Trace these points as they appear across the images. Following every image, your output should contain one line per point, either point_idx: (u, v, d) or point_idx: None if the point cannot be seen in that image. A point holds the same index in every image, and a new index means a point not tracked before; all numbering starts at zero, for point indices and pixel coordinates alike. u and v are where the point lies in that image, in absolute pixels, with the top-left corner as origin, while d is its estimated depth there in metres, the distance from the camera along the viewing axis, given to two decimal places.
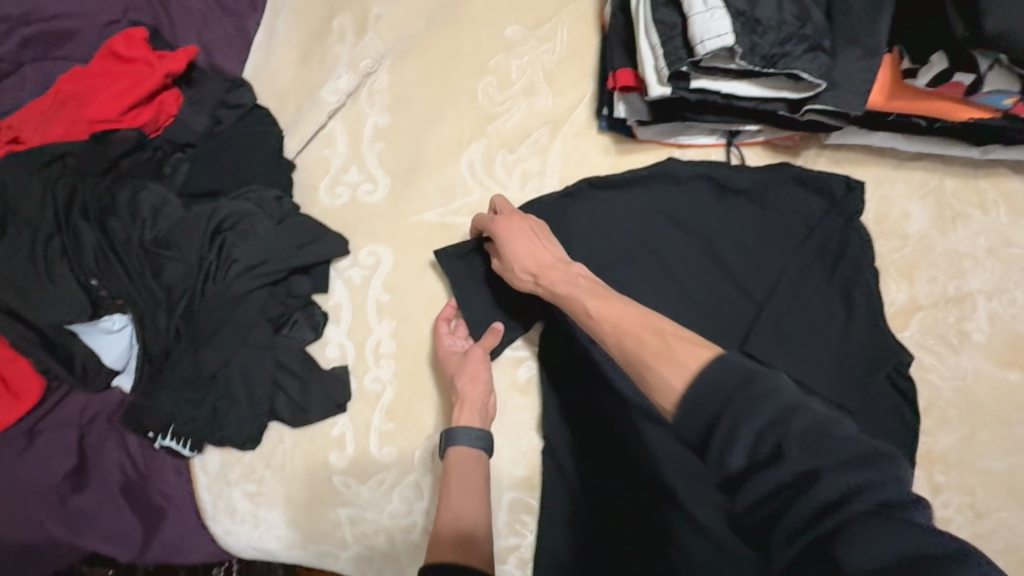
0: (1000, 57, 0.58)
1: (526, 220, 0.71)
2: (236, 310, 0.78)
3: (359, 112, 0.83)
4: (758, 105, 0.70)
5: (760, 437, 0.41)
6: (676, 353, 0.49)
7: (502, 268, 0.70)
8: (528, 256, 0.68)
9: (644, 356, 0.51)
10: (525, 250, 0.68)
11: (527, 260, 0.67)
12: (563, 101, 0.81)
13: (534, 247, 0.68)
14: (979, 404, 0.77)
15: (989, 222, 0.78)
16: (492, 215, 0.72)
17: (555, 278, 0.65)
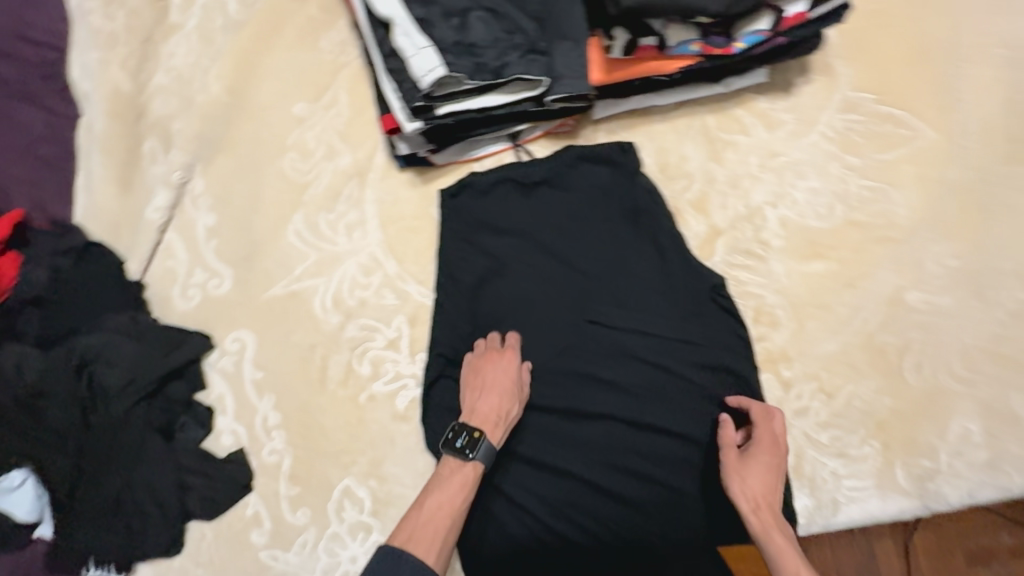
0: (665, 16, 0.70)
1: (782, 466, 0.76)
2: (121, 431, 0.82)
3: (188, 219, 0.90)
4: (511, 110, 0.78)
5: None
6: None
7: (743, 463, 0.75)
8: (757, 488, 0.74)
9: None
10: (762, 484, 0.74)
11: (753, 490, 0.73)
12: (361, 155, 0.89)
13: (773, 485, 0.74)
14: (800, 299, 0.85)
15: (754, 141, 0.87)
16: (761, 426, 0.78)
17: (775, 524, 0.71)
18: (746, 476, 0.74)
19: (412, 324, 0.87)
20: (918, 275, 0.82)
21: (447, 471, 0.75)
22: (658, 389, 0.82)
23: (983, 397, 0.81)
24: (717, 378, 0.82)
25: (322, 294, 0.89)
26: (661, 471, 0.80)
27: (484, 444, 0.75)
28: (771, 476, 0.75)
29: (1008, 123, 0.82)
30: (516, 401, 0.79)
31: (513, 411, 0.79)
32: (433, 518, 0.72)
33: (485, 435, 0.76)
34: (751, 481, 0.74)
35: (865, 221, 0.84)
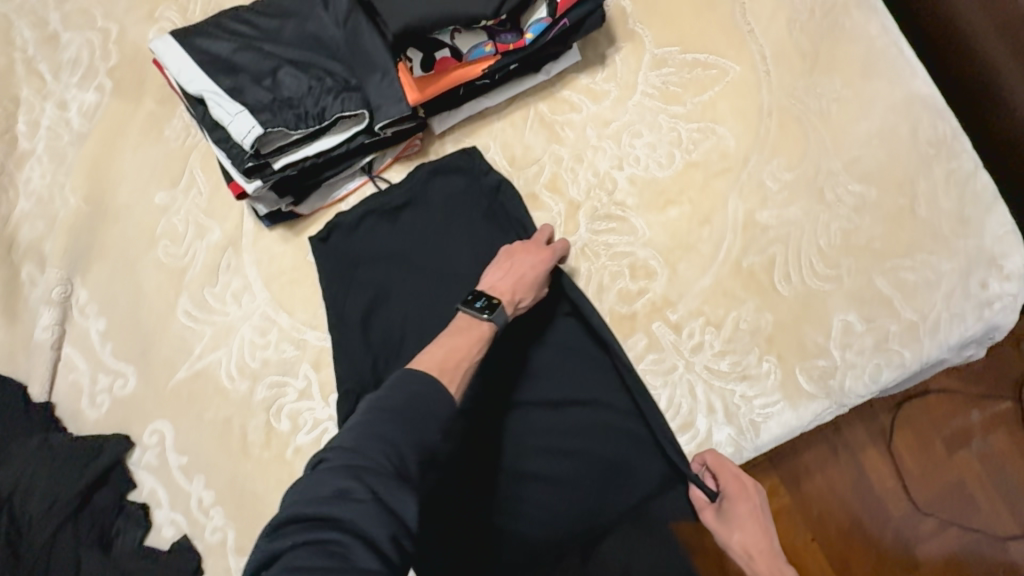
0: (449, 28, 0.77)
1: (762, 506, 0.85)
2: (52, 555, 0.81)
3: (80, 328, 0.92)
4: (349, 147, 0.83)
5: None
6: None
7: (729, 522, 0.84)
8: (751, 537, 0.83)
9: None
10: (752, 533, 0.84)
11: (754, 547, 0.83)
12: (229, 225, 0.92)
13: (762, 530, 0.84)
14: (666, 246, 0.90)
15: (586, 115, 0.93)
16: (740, 484, 0.84)
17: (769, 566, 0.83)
18: (736, 526, 0.84)
19: (317, 369, 0.90)
20: (763, 195, 0.89)
21: (462, 326, 0.77)
22: (543, 377, 0.89)
23: (852, 288, 0.87)
24: (588, 352, 0.89)
25: (226, 365, 0.91)
26: (583, 444, 0.86)
27: (501, 313, 0.78)
28: (754, 519, 0.84)
29: (798, 42, 0.91)
30: (531, 293, 0.82)
31: (524, 301, 0.82)
32: (457, 354, 0.73)
33: (502, 304, 0.79)
34: (742, 535, 0.84)
35: (702, 160, 0.90)
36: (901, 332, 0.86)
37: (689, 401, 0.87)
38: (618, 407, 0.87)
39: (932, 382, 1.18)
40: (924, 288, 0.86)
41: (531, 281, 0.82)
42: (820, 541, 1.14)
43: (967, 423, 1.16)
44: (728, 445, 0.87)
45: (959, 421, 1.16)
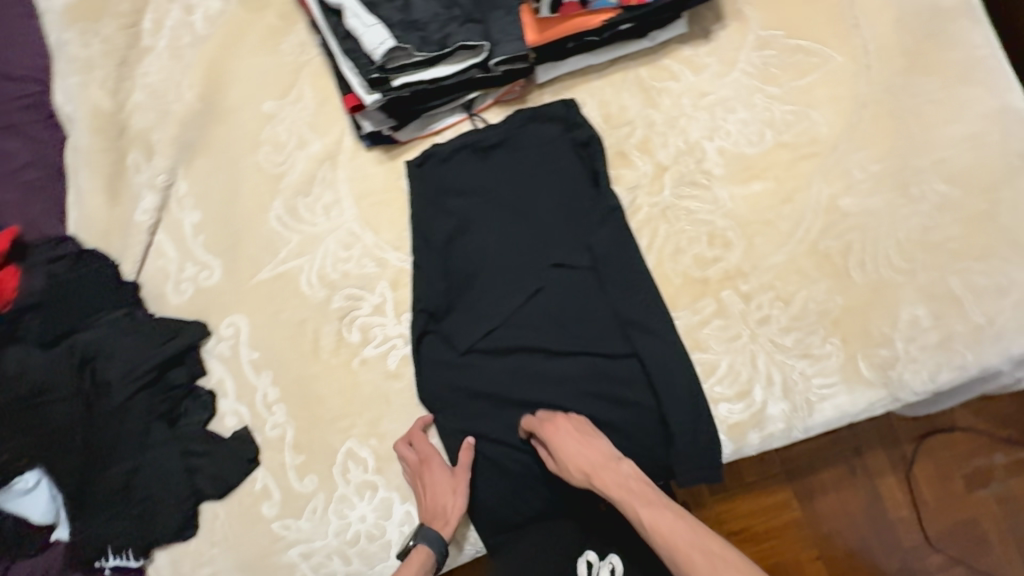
0: None
1: (569, 421, 0.85)
2: (124, 419, 0.87)
3: (175, 218, 0.97)
4: (461, 78, 0.87)
5: None
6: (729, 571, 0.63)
7: (559, 468, 0.83)
8: (580, 456, 0.81)
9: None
10: (586, 458, 0.81)
11: (583, 460, 0.80)
12: (329, 139, 0.97)
13: (584, 448, 0.82)
14: (745, 218, 0.93)
15: (684, 84, 0.96)
16: (540, 424, 0.85)
17: (604, 471, 0.79)
18: (564, 454, 0.82)
19: (395, 288, 0.94)
20: (847, 182, 0.92)
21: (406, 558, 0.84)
22: (609, 326, 0.90)
23: (923, 283, 0.89)
24: (655, 311, 0.89)
25: (307, 272, 0.95)
26: (638, 398, 0.88)
27: (426, 528, 0.83)
28: (576, 443, 0.82)
29: (901, 40, 0.94)
30: (450, 494, 0.85)
31: (452, 501, 0.84)
32: None
33: (426, 522, 0.84)
34: (571, 457, 0.81)
35: (792, 142, 0.93)
36: (965, 335, 0.88)
37: (749, 371, 0.90)
38: (677, 369, 0.88)
39: (959, 419, 1.18)
40: (995, 294, 0.88)
41: (437, 488, 0.85)
42: (825, 558, 1.15)
43: (990, 463, 1.16)
44: (779, 420, 0.89)
45: (977, 462, 1.16)
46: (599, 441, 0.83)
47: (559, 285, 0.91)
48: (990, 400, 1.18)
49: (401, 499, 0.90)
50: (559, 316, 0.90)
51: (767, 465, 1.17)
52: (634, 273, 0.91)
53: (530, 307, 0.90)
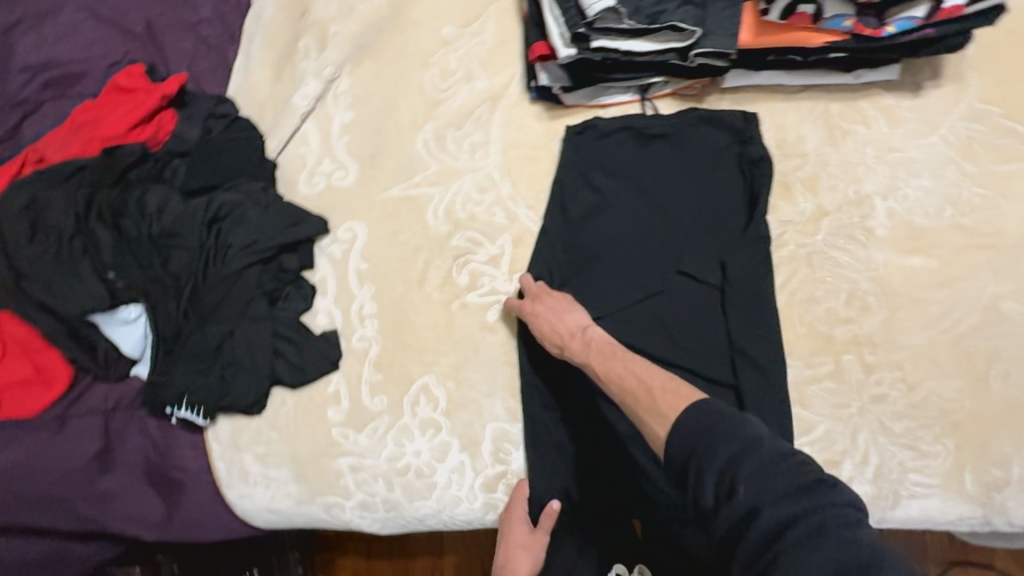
0: None
1: (546, 295, 0.85)
2: (235, 286, 0.89)
3: (327, 112, 0.98)
4: (654, 59, 0.85)
5: (718, 480, 0.55)
6: (662, 408, 0.67)
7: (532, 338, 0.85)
8: (552, 326, 0.82)
9: (640, 411, 0.69)
10: (560, 333, 0.82)
11: (556, 333, 0.82)
12: (497, 81, 0.95)
13: (555, 319, 0.83)
14: (893, 289, 0.87)
15: (873, 133, 0.90)
16: (520, 300, 0.87)
17: (572, 340, 0.81)
18: (538, 323, 0.83)
19: (515, 244, 0.92)
20: (1016, 286, 0.85)
21: None
22: (715, 349, 0.87)
23: None
24: (770, 351, 0.85)
25: (435, 202, 0.94)
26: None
27: None
28: (553, 312, 0.83)
29: None
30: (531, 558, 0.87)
31: (529, 564, 0.87)
32: None
33: None
34: (542, 328, 0.83)
35: (970, 227, 0.87)
36: None
37: (846, 444, 0.85)
38: (774, 419, 0.84)
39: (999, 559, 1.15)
40: None
41: (521, 548, 0.86)
42: None
43: None
44: None
45: None
46: (572, 312, 0.84)
47: (679, 294, 0.89)
48: None
49: (458, 448, 0.90)
50: (669, 324, 0.88)
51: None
52: (761, 307, 0.86)
53: (644, 305, 0.88)
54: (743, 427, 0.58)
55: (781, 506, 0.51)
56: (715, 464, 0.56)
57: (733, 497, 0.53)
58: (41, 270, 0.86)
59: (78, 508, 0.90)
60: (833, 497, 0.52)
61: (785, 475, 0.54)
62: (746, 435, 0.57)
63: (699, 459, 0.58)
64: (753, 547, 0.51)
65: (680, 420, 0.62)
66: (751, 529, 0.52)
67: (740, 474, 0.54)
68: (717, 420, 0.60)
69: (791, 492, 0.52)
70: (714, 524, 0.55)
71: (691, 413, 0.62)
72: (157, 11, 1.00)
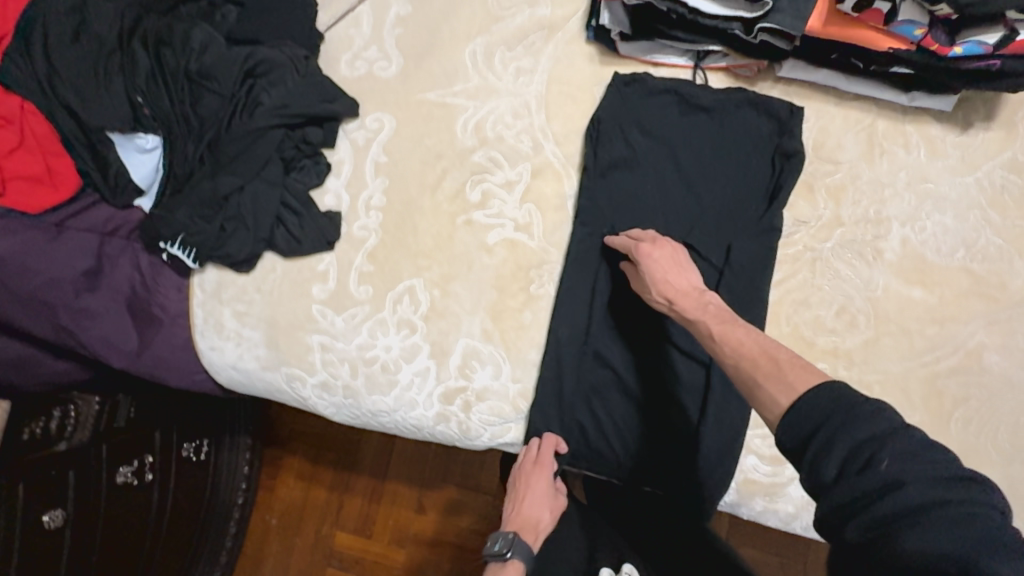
0: None
1: (665, 248, 0.82)
2: (256, 143, 0.90)
3: (385, 1, 0.97)
4: (719, 24, 0.84)
5: (852, 454, 0.55)
6: (789, 376, 0.63)
7: (642, 288, 0.82)
8: (666, 279, 0.79)
9: (757, 376, 0.66)
10: (673, 290, 0.78)
11: (669, 286, 0.79)
12: (559, 13, 0.94)
13: (673, 274, 0.79)
14: (886, 314, 0.87)
15: (911, 159, 0.89)
16: (636, 243, 0.83)
17: (687, 299, 0.77)
18: (652, 272, 0.80)
19: (533, 176, 0.92)
20: (1005, 341, 0.85)
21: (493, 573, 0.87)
22: None
23: (1013, 474, 0.83)
24: None
25: (468, 115, 0.94)
26: (686, 403, 0.87)
27: (522, 543, 0.88)
28: (669, 267, 0.80)
29: None
30: (546, 510, 0.92)
31: (546, 518, 0.92)
32: None
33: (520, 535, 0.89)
34: (655, 280, 0.80)
35: (978, 273, 0.86)
36: None
37: None
38: (735, 404, 0.85)
39: None
40: None
41: (540, 500, 0.92)
42: None
43: None
44: (792, 503, 0.87)
45: None
46: (691, 273, 0.80)
47: None
48: None
49: (428, 354, 0.91)
50: None
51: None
52: (753, 298, 0.87)
53: None
54: (881, 409, 0.57)
55: (925, 488, 0.51)
56: (851, 438, 0.55)
57: (870, 472, 0.53)
58: (75, 75, 0.87)
59: (56, 315, 0.91)
60: (981, 492, 0.51)
61: (930, 460, 0.53)
62: (883, 419, 0.56)
63: (829, 436, 0.57)
64: (874, 519, 0.52)
65: (802, 398, 0.60)
66: (882, 505, 0.52)
67: (879, 451, 0.54)
68: (851, 401, 0.58)
69: (936, 478, 0.52)
70: (833, 493, 0.55)
71: (824, 388, 0.60)
72: None
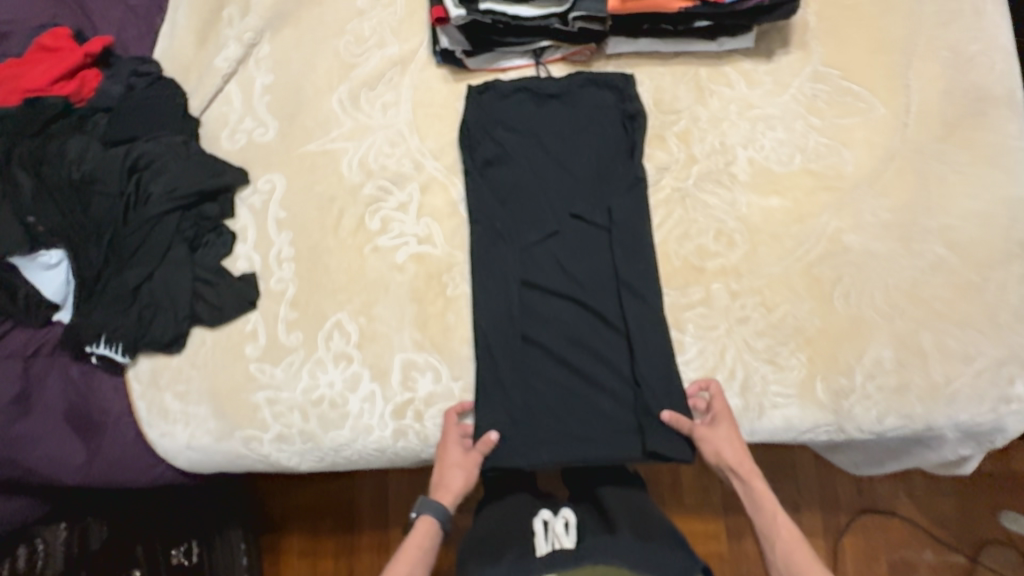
0: None
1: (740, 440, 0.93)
2: (155, 229, 0.94)
3: (249, 75, 1.05)
4: (539, 23, 0.97)
5: None
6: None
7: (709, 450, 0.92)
8: (730, 449, 0.91)
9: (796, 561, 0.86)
10: (739, 460, 0.91)
11: (734, 457, 0.91)
12: (406, 47, 1.05)
13: (741, 453, 0.92)
14: (755, 226, 0.99)
15: (735, 93, 1.03)
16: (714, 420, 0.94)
17: (750, 465, 0.92)
18: (723, 443, 0.91)
19: (423, 193, 1.01)
20: (856, 221, 0.97)
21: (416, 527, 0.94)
22: (604, 284, 0.97)
23: (898, 329, 0.94)
24: (647, 283, 0.96)
25: (350, 155, 1.02)
26: (615, 353, 0.95)
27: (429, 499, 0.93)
28: (735, 438, 0.92)
29: (944, 110, 1.00)
30: (456, 471, 0.91)
31: (456, 479, 0.91)
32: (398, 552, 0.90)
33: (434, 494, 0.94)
34: (724, 451, 0.91)
35: (817, 171, 0.99)
36: (922, 389, 0.93)
37: (716, 360, 0.95)
38: (654, 340, 0.95)
39: (901, 508, 1.44)
40: (960, 361, 0.93)
41: (448, 463, 0.92)
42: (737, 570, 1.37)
43: (918, 556, 1.42)
44: None
45: (903, 548, 1.43)
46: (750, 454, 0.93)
47: (572, 235, 0.98)
48: (928, 494, 1.44)
49: (369, 378, 0.96)
50: (561, 261, 0.97)
51: (707, 495, 1.39)
52: (640, 244, 0.97)
53: (543, 245, 0.98)
54: None
55: None
56: None
57: None
58: None
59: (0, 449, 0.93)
60: None
61: None
62: None
63: None
64: None
65: None
66: None
67: None
68: None
69: None
70: None
71: None
72: None
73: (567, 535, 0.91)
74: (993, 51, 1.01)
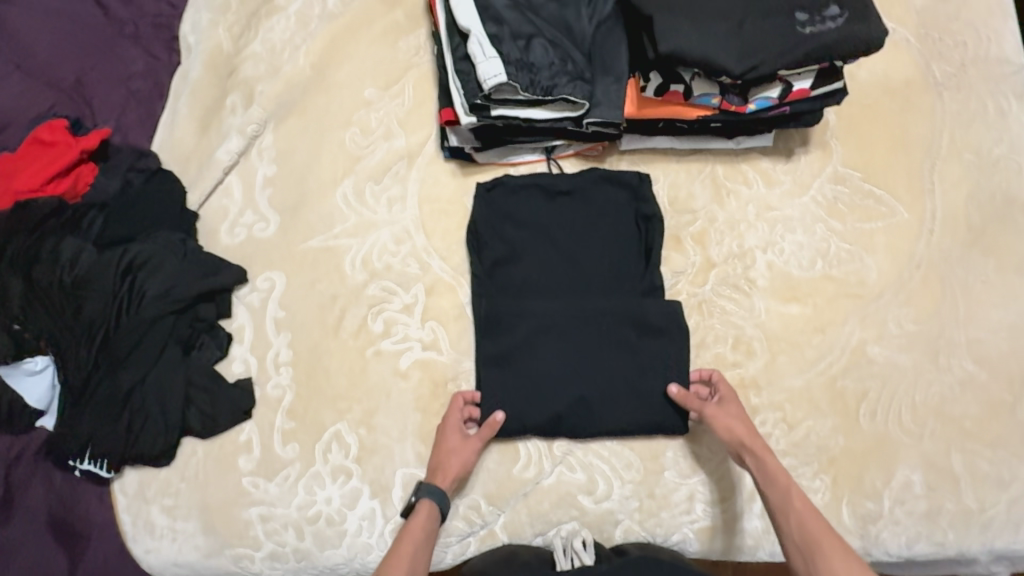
0: (694, 70, 0.86)
1: (736, 413, 0.87)
2: (146, 333, 0.90)
3: (250, 166, 1.02)
4: (552, 125, 0.93)
5: None
6: (837, 567, 0.71)
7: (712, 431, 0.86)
8: (735, 426, 0.85)
9: (817, 544, 0.73)
10: (746, 434, 0.84)
11: (735, 434, 0.84)
12: (414, 140, 1.02)
13: (743, 427, 0.85)
14: (774, 334, 0.94)
15: (753, 192, 0.99)
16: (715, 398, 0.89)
17: (760, 442, 0.84)
18: (720, 418, 0.86)
19: (428, 293, 0.97)
20: (881, 331, 0.93)
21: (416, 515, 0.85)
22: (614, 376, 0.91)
23: (927, 451, 0.89)
24: (658, 370, 0.91)
25: (353, 252, 0.98)
26: (634, 429, 0.91)
27: (427, 485, 0.86)
28: (741, 413, 0.87)
29: (971, 217, 0.96)
30: (461, 456, 0.88)
31: (458, 463, 0.88)
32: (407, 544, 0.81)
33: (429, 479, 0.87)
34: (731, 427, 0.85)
35: (839, 277, 0.96)
36: (954, 513, 0.88)
37: (735, 479, 0.91)
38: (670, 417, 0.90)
39: None
40: (994, 486, 0.89)
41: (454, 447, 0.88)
42: None
43: None
44: (750, 535, 0.90)
45: None
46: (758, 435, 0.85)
47: (586, 334, 0.92)
48: None
49: (369, 494, 0.91)
50: (571, 360, 0.91)
51: None
52: (652, 338, 0.92)
53: (552, 345, 0.91)
54: None
55: None
56: None
57: None
58: None
59: None
60: None
61: None
62: None
63: None
64: None
65: None
66: None
67: None
68: None
69: None
70: None
71: None
72: (89, 66, 1.02)
73: (585, 551, 0.88)
74: (1018, 155, 0.98)
